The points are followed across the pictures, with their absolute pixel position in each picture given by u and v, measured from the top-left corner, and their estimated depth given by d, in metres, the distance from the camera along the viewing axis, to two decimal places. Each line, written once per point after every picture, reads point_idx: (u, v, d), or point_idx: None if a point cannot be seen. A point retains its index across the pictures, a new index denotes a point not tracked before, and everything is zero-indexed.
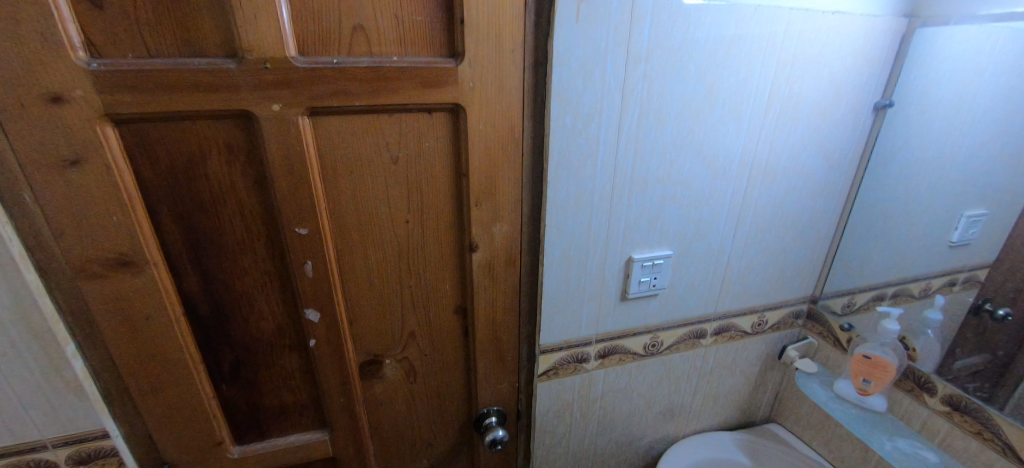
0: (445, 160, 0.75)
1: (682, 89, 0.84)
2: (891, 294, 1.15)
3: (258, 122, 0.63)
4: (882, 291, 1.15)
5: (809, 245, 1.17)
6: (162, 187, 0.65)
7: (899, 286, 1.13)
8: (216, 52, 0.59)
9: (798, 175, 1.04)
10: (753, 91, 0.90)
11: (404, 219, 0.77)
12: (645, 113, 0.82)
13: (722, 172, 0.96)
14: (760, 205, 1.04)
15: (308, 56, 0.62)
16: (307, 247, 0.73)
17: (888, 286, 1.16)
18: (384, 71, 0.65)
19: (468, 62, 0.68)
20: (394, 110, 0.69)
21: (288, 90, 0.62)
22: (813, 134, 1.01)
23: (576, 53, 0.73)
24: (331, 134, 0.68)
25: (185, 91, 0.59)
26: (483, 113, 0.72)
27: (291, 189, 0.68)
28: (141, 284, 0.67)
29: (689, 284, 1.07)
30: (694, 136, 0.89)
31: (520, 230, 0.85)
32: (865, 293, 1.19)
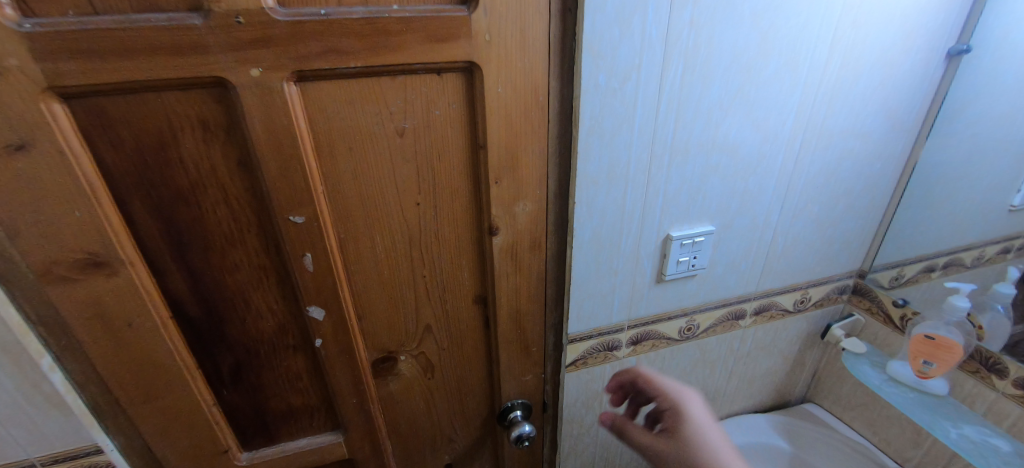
0: (459, 130, 0.64)
1: (733, 39, 0.71)
2: (942, 265, 1.08)
3: (235, 92, 0.53)
4: (933, 262, 1.09)
5: (861, 215, 1.05)
6: (131, 174, 0.55)
7: (950, 255, 1.08)
8: (177, 6, 0.48)
9: (855, 136, 0.92)
10: (812, 38, 0.77)
11: (414, 201, 0.67)
12: (690, 67, 0.70)
13: (774, 135, 0.83)
14: (812, 172, 0.92)
15: (290, 7, 0.51)
16: (304, 237, 0.63)
17: (936, 256, 1.10)
18: (383, 23, 0.53)
19: (484, 10, 0.56)
20: (397, 72, 0.58)
21: (268, 50, 0.51)
22: (877, 88, 0.88)
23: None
24: (325, 103, 0.57)
25: (144, 57, 0.49)
26: (503, 73, 0.60)
27: (281, 170, 0.58)
28: (118, 287, 0.59)
29: (731, 263, 0.96)
30: (744, 94, 0.77)
31: (546, 209, 0.74)
32: (914, 264, 1.11)
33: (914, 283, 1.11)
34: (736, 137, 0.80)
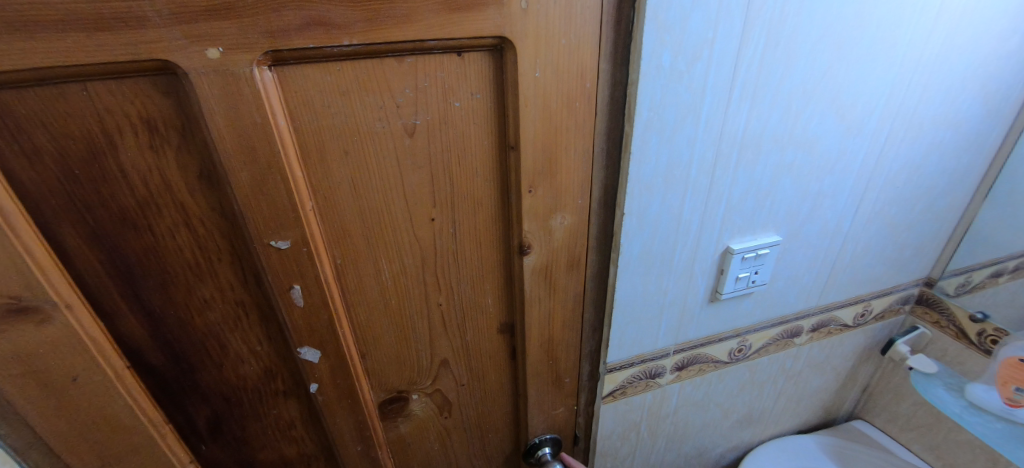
0: (484, 127, 0.50)
1: (828, 7, 0.56)
2: (1012, 268, 0.94)
3: (188, 80, 0.39)
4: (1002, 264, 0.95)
5: (937, 217, 0.91)
6: (57, 192, 0.42)
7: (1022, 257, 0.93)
8: None
9: (946, 126, 0.77)
10: (919, 6, 0.62)
11: (428, 215, 0.54)
12: (773, 44, 0.56)
13: (858, 127, 0.69)
14: (894, 169, 0.78)
15: None
16: (290, 266, 0.50)
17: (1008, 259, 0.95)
18: None
19: None
20: (405, 52, 0.44)
21: (229, 22, 0.37)
22: (979, 68, 0.73)
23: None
24: (312, 94, 0.43)
25: (55, 32, 0.35)
26: (542, 53, 0.46)
27: (256, 183, 0.44)
28: (52, 338, 0.45)
29: (794, 276, 0.83)
30: (831, 77, 0.62)
31: (588, 222, 0.60)
32: (983, 269, 0.97)
33: (982, 289, 0.97)
34: (816, 130, 0.66)
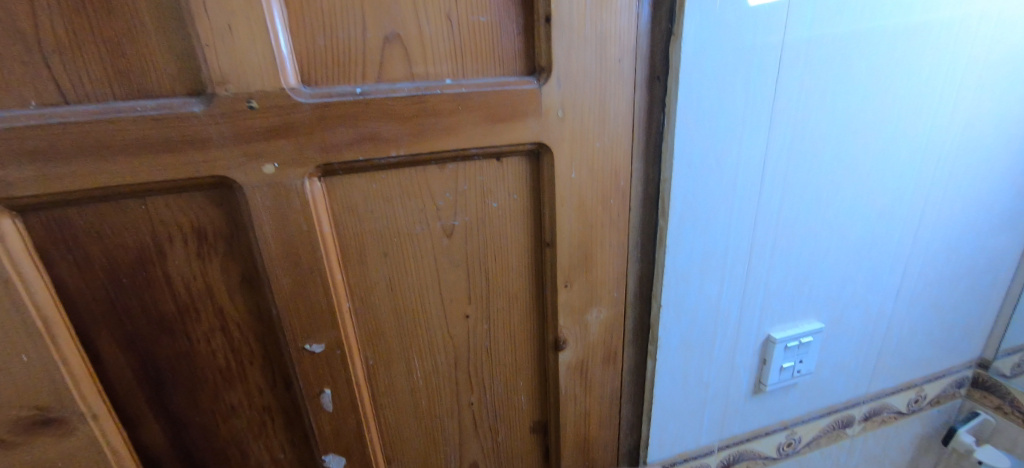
0: (520, 226, 0.51)
1: (847, 103, 0.58)
2: None
3: (242, 194, 0.40)
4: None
5: (981, 296, 0.88)
6: (101, 300, 0.42)
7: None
8: (173, 90, 0.37)
9: (978, 207, 0.77)
10: (936, 100, 0.64)
11: (463, 312, 0.53)
12: (799, 139, 0.57)
13: (890, 211, 0.69)
14: (931, 251, 0.76)
15: (317, 86, 0.40)
16: (323, 370, 0.48)
17: None
18: (433, 102, 0.42)
19: (557, 81, 0.45)
20: (447, 159, 0.45)
21: (286, 141, 0.39)
22: (1003, 151, 0.74)
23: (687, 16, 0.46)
24: (357, 201, 0.45)
25: (124, 155, 0.37)
26: (577, 155, 0.48)
27: (295, 287, 0.44)
28: (72, 450, 0.44)
29: (839, 363, 0.78)
30: (859, 166, 0.63)
31: (625, 314, 0.59)
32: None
33: None
34: (848, 217, 0.66)
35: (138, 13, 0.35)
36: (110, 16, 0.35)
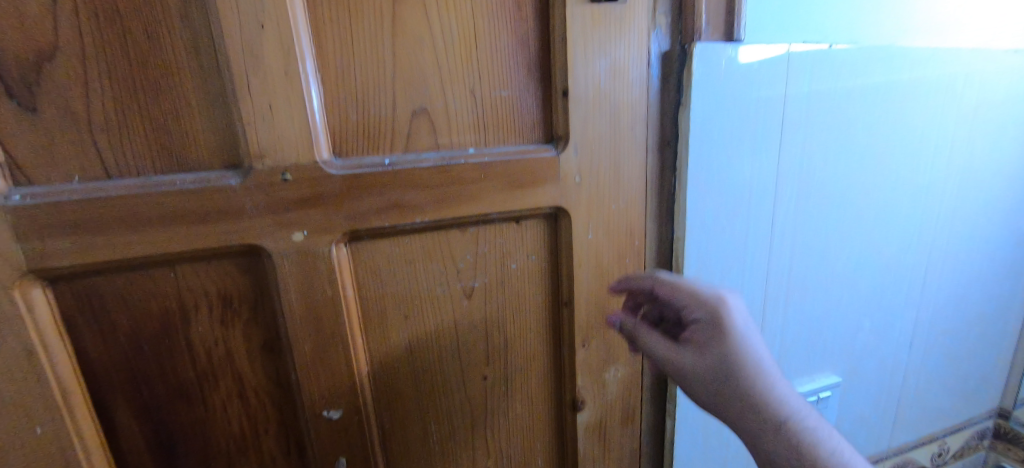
0: (538, 285, 0.51)
1: (847, 163, 0.61)
2: None
3: (270, 261, 0.41)
4: None
5: (994, 344, 0.87)
6: (121, 368, 0.42)
7: None
8: (212, 163, 0.39)
9: (981, 257, 0.78)
10: (930, 157, 0.67)
11: (481, 373, 0.52)
12: (805, 198, 0.59)
13: (897, 263, 0.70)
14: (940, 301, 0.77)
15: (347, 157, 0.42)
16: (339, 437, 0.47)
17: None
18: (457, 170, 0.44)
19: (575, 148, 0.47)
20: (468, 223, 0.47)
21: (316, 210, 0.41)
22: (1000, 203, 0.76)
23: (693, 84, 0.48)
24: (380, 265, 0.45)
25: (159, 227, 0.38)
26: (593, 217, 0.49)
27: (316, 352, 0.44)
28: None
29: (858, 418, 0.76)
30: (864, 220, 0.65)
31: (642, 372, 0.58)
32: None
33: None
34: (857, 270, 0.67)
35: (186, 94, 0.37)
36: (159, 97, 0.37)
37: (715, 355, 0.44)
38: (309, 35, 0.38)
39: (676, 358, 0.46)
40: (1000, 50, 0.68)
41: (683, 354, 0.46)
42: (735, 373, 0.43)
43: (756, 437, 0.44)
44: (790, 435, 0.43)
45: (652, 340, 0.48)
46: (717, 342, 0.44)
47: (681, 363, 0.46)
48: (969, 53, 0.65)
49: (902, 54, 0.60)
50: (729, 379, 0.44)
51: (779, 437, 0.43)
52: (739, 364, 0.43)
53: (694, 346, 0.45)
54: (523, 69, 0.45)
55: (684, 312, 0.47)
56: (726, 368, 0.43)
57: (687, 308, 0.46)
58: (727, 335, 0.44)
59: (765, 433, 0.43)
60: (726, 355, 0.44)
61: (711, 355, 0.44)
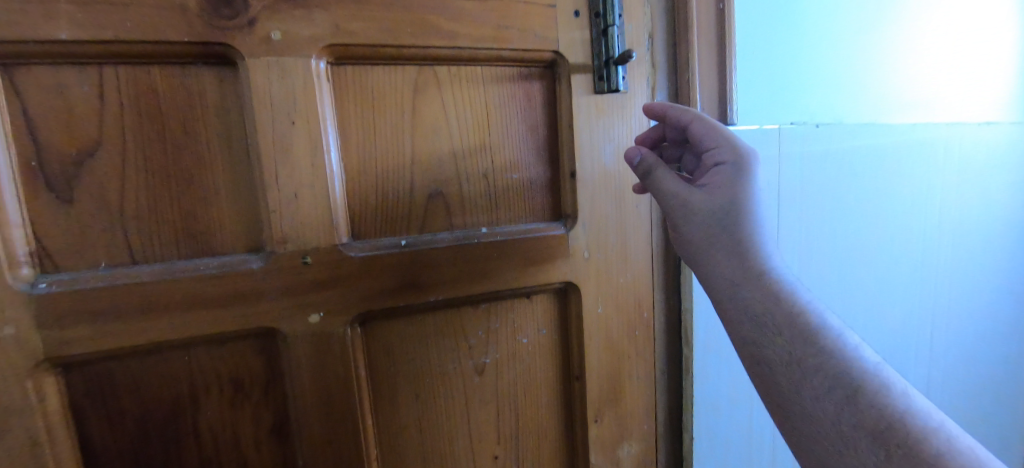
0: (549, 359, 0.51)
1: (845, 232, 0.63)
2: None
3: (286, 343, 0.41)
4: None
5: (1009, 406, 0.86)
6: (124, 457, 0.40)
7: None
8: (235, 247, 0.40)
9: (984, 318, 0.79)
10: (922, 223, 0.70)
11: (492, 452, 0.51)
12: (807, 266, 0.61)
13: (902, 328, 0.71)
14: (949, 363, 0.77)
15: (366, 239, 0.43)
16: None
17: None
18: (472, 249, 0.45)
19: (583, 225, 0.49)
20: (481, 300, 0.47)
21: (334, 292, 0.41)
22: (992, 265, 0.79)
23: None
24: (393, 343, 0.45)
25: (177, 311, 0.38)
26: (603, 291, 0.51)
27: (326, 435, 0.43)
28: None
29: None
30: (865, 285, 0.66)
31: (656, 448, 0.57)
32: None
33: None
34: (863, 334, 0.67)
35: (215, 183, 0.39)
36: (189, 186, 0.39)
37: (732, 189, 0.40)
38: (336, 129, 0.41)
39: (684, 194, 0.41)
40: (973, 123, 0.72)
41: (693, 189, 0.41)
42: (745, 221, 0.39)
43: (759, 324, 0.36)
44: (809, 324, 0.35)
45: (665, 177, 0.42)
46: (735, 187, 0.40)
47: (687, 199, 0.41)
48: (946, 127, 0.70)
49: (884, 128, 0.64)
50: (736, 226, 0.39)
51: (790, 326, 0.35)
52: (749, 207, 0.39)
53: (712, 185, 0.41)
54: (533, 153, 0.48)
55: (706, 155, 0.42)
56: (734, 206, 0.39)
57: (712, 153, 0.42)
58: (746, 184, 0.40)
59: (771, 316, 0.36)
60: (739, 195, 0.39)
61: (728, 188, 0.40)
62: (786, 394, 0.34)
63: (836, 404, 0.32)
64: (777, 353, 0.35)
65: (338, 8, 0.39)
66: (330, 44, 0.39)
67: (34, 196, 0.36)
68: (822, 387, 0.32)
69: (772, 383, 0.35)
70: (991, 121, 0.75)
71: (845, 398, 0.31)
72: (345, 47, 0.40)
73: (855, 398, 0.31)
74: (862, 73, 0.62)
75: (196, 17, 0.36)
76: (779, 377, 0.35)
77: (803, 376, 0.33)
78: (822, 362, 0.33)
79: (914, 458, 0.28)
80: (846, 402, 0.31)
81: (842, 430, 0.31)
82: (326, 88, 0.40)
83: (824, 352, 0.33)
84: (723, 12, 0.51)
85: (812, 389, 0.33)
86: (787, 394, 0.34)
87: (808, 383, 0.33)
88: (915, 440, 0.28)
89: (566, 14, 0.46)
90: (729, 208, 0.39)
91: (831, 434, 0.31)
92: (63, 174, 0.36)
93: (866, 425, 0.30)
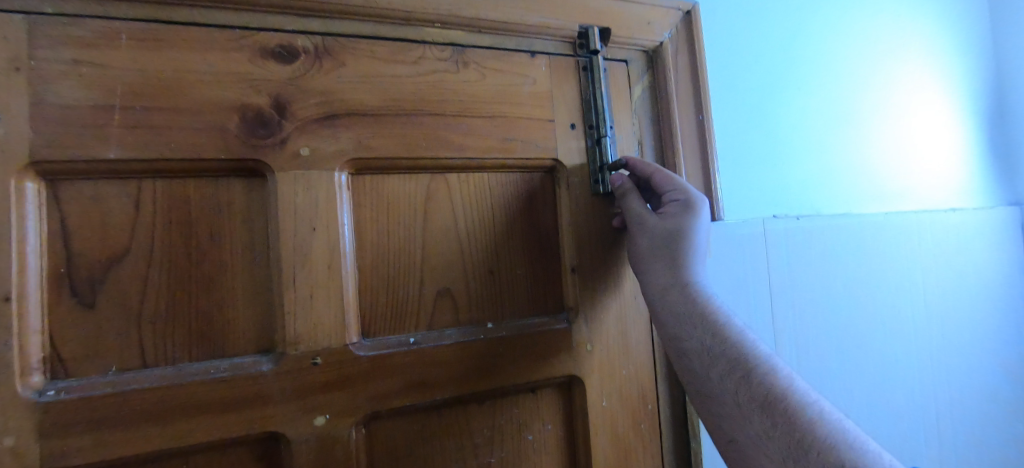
0: (555, 457, 0.50)
1: (838, 318, 0.65)
2: None
3: (289, 447, 0.41)
4: None
5: None
6: None
7: None
8: (246, 348, 0.41)
9: (986, 399, 0.79)
10: (909, 306, 0.72)
11: None
12: (804, 352, 0.63)
13: (908, 412, 0.71)
14: (961, 447, 0.76)
15: (375, 337, 0.44)
16: None
17: None
18: (477, 346, 0.46)
19: (585, 319, 0.50)
20: (486, 396, 0.47)
21: (342, 392, 0.42)
22: (985, 344, 0.80)
23: None
24: (397, 444, 0.45)
25: (182, 417, 0.38)
26: (607, 384, 0.51)
27: None
28: None
29: None
30: (863, 371, 0.67)
31: None
32: None
33: None
34: (869, 421, 0.67)
35: (234, 286, 0.41)
36: (208, 289, 0.40)
37: (680, 218, 0.47)
38: (352, 233, 0.44)
39: (643, 216, 0.48)
40: (941, 211, 0.77)
41: (651, 215, 0.48)
42: (686, 245, 0.46)
43: (683, 320, 0.43)
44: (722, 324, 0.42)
45: (634, 199, 0.49)
46: (682, 217, 0.47)
47: (645, 221, 0.48)
48: (917, 214, 0.75)
49: (860, 218, 0.69)
50: (678, 246, 0.46)
51: (704, 323, 0.42)
52: (691, 235, 0.46)
53: (667, 213, 0.47)
54: (535, 249, 0.50)
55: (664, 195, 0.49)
56: (679, 231, 0.46)
57: (669, 188, 0.48)
58: (691, 216, 0.46)
59: (692, 315, 0.43)
60: (684, 225, 0.46)
61: (677, 216, 0.47)
62: (702, 377, 0.41)
63: (735, 383, 0.38)
64: (694, 345, 0.42)
65: (361, 127, 0.43)
66: (352, 159, 0.43)
67: (56, 302, 0.37)
68: (726, 370, 0.39)
69: (692, 370, 0.42)
70: (956, 207, 0.80)
71: (741, 377, 0.38)
72: (365, 160, 0.44)
73: (749, 377, 0.38)
74: (832, 169, 0.68)
75: (234, 137, 0.40)
76: (696, 364, 0.42)
77: (712, 362, 0.40)
78: (726, 349, 0.40)
79: (788, 422, 0.34)
80: (743, 381, 0.38)
81: (741, 406, 0.37)
82: (346, 197, 0.43)
83: (728, 341, 0.40)
84: (703, 122, 0.56)
85: (719, 372, 0.40)
86: (702, 377, 0.41)
87: (716, 367, 0.40)
88: (791, 410, 0.34)
89: (563, 126, 0.51)
90: (676, 233, 0.46)
91: (733, 408, 0.38)
92: (89, 280, 0.38)
93: (754, 396, 0.36)
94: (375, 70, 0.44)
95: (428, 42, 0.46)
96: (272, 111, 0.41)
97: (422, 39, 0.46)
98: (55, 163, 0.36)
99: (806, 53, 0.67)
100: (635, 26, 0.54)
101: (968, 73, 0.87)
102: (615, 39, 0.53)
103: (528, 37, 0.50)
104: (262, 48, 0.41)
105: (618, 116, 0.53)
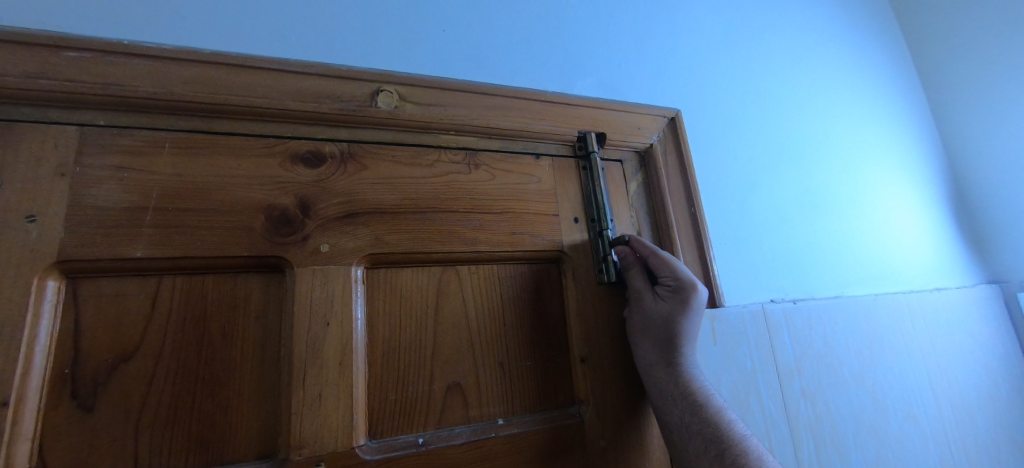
0: None
1: (849, 404, 0.64)
2: None
3: None
4: None
5: None
6: None
7: None
8: (245, 453, 0.39)
9: None
10: (916, 388, 0.72)
11: None
12: (822, 442, 0.61)
13: None
14: None
15: (382, 436, 0.42)
16: None
17: None
18: (487, 445, 0.44)
19: (596, 413, 0.49)
20: None
21: None
22: (997, 427, 0.78)
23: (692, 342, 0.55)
24: None
25: None
26: None
27: None
28: None
29: None
30: (885, 463, 0.64)
31: None
32: None
33: None
34: None
35: (241, 386, 0.40)
36: (214, 388, 0.39)
37: (673, 304, 0.49)
38: (364, 326, 0.44)
39: (642, 295, 0.51)
40: (926, 292, 0.80)
41: (649, 295, 0.51)
42: (678, 330, 0.49)
43: (666, 397, 0.48)
44: (702, 404, 0.46)
45: (635, 276, 0.52)
46: (675, 305, 0.49)
47: (643, 301, 0.51)
48: (904, 295, 0.77)
49: (852, 302, 0.71)
50: (671, 332, 0.49)
51: (684, 401, 0.47)
52: (683, 323, 0.49)
53: (662, 297, 0.50)
54: (545, 340, 0.50)
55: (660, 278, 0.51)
56: (672, 318, 0.49)
57: (664, 272, 0.50)
58: (684, 304, 0.49)
59: (673, 393, 0.48)
60: (677, 311, 0.49)
61: (670, 303, 0.49)
62: (681, 450, 0.46)
63: (709, 460, 0.44)
64: (674, 418, 0.47)
65: (379, 224, 0.46)
66: (369, 253, 0.45)
67: (53, 405, 0.35)
68: (702, 447, 0.45)
69: (672, 441, 0.47)
70: (938, 286, 0.84)
71: (715, 455, 0.44)
72: (382, 254, 0.46)
73: (722, 456, 0.43)
74: (818, 254, 0.71)
75: (258, 235, 0.42)
76: (676, 437, 0.47)
77: (690, 438, 0.46)
78: (701, 427, 0.45)
79: None
80: (717, 460, 0.43)
81: None
82: (361, 291, 0.44)
83: (706, 420, 0.46)
84: (696, 214, 0.60)
85: (695, 447, 0.45)
86: (680, 449, 0.46)
87: (693, 443, 0.45)
88: None
89: (567, 220, 0.54)
90: (670, 319, 0.49)
91: None
92: (92, 381, 0.37)
93: None
94: (395, 172, 0.48)
95: (443, 146, 0.51)
96: (296, 210, 0.43)
97: (438, 144, 0.50)
98: (80, 262, 0.37)
99: (779, 150, 0.74)
100: (627, 131, 0.60)
101: (924, 164, 0.95)
102: (610, 142, 0.59)
103: (533, 141, 0.55)
104: (292, 154, 0.44)
105: (618, 210, 0.57)
